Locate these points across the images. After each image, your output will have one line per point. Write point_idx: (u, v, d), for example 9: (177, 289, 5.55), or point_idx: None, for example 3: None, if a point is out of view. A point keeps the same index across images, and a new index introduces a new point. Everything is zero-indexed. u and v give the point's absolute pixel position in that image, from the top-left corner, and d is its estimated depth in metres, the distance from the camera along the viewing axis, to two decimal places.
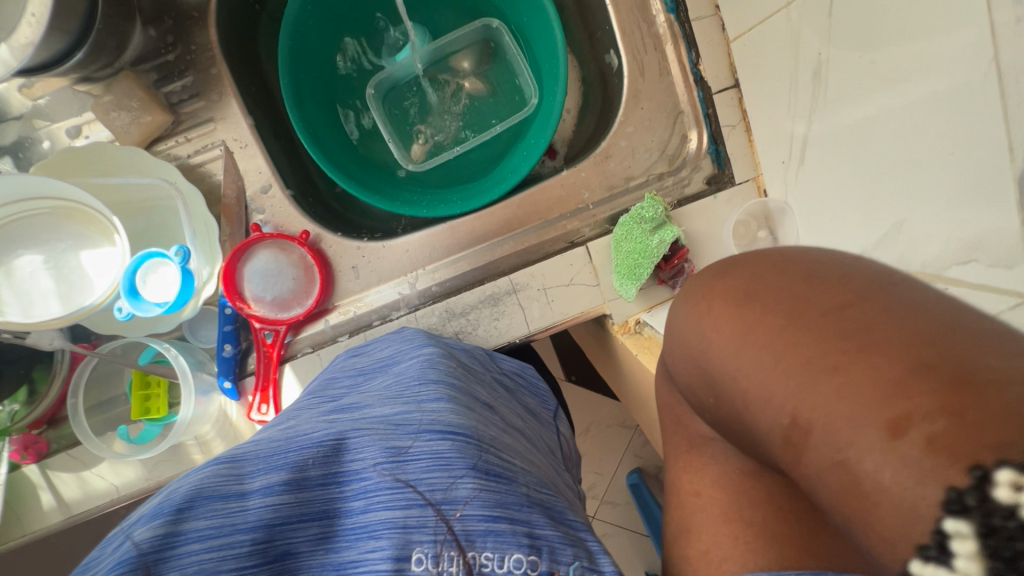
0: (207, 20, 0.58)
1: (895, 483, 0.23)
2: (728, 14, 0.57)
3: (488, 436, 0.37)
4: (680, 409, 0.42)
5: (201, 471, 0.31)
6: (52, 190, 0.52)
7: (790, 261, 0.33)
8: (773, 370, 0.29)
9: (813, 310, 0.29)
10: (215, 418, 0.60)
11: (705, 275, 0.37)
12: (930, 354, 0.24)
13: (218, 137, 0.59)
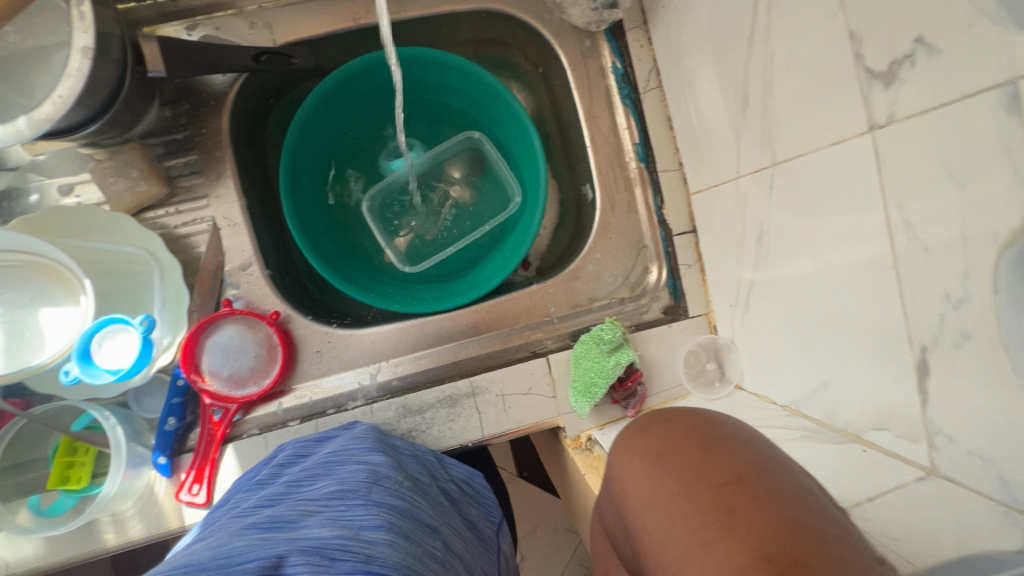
0: (223, 109, 0.62)
1: None
2: (690, 172, 0.65)
3: (424, 571, 0.37)
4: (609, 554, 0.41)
5: None
6: (28, 246, 0.52)
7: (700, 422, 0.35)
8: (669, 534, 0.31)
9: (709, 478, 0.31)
10: (140, 495, 0.56)
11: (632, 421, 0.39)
12: (773, 545, 0.27)
13: (208, 213, 0.62)
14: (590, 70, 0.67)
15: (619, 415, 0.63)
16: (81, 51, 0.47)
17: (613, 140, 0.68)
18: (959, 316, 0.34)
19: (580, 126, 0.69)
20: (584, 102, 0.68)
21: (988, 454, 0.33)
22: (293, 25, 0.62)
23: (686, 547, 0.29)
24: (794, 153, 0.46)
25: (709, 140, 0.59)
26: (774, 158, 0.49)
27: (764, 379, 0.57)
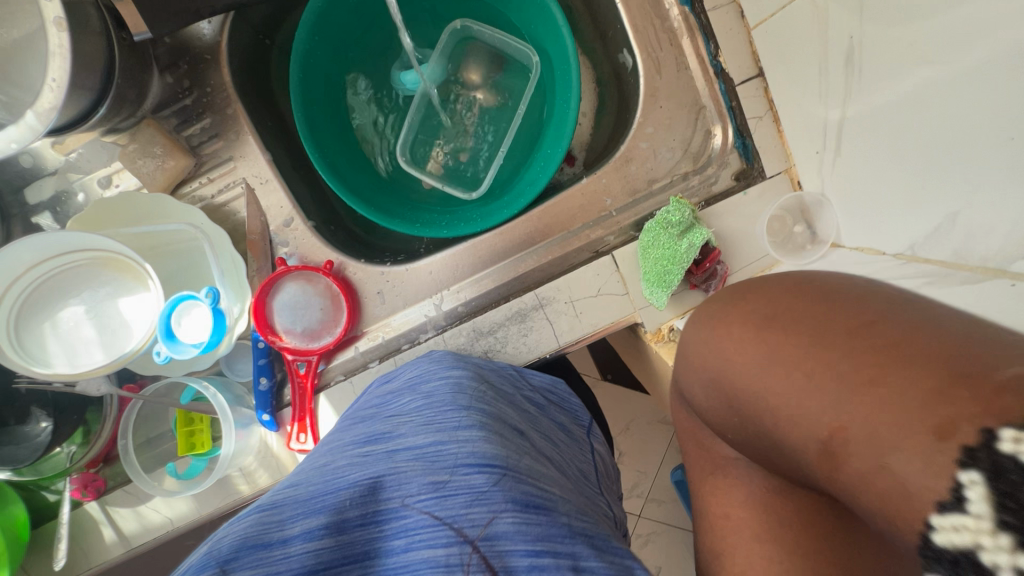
0: (220, 60, 0.59)
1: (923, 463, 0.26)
2: (747, 1, 0.53)
3: (522, 465, 0.37)
4: (701, 430, 0.43)
5: (240, 521, 0.30)
6: (89, 243, 0.54)
7: (801, 286, 0.37)
8: (808, 378, 0.32)
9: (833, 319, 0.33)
10: (257, 450, 0.61)
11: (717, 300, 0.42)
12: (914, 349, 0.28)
13: (239, 175, 0.60)
14: None
15: (700, 299, 0.59)
16: (55, 24, 0.44)
17: None
18: None
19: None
20: None
21: None
22: None
23: (813, 401, 0.31)
24: None
25: None
26: None
27: (867, 229, 0.49)
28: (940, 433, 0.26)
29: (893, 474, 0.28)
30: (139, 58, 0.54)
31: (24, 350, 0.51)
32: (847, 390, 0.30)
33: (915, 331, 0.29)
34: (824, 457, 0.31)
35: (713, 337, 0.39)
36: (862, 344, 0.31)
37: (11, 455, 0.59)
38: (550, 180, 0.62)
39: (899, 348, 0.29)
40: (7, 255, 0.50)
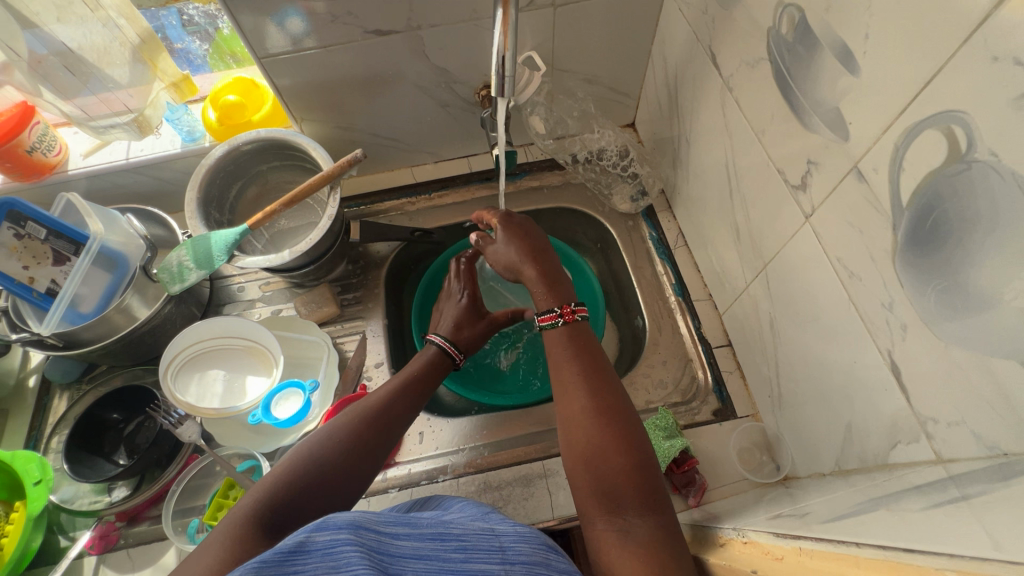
0: (384, 265, 0.93)
1: (613, 426, 0.56)
2: (718, 298, 0.83)
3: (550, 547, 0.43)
4: (585, 436, 0.56)
5: (330, 532, 0.34)
6: (254, 334, 0.77)
7: (585, 352, 0.64)
8: (587, 378, 0.60)
9: (588, 371, 0.61)
10: None
11: (575, 349, 0.64)
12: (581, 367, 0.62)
13: (361, 328, 0.87)
14: (633, 238, 0.93)
15: (681, 504, 0.68)
16: (328, 218, 0.79)
17: (656, 282, 0.89)
18: (895, 314, 0.46)
19: (630, 275, 0.92)
20: (632, 258, 0.92)
21: (956, 416, 0.41)
22: (435, 217, 0.97)
23: (597, 418, 0.57)
24: (774, 251, 0.63)
25: (724, 271, 0.79)
26: (764, 261, 0.67)
27: (808, 454, 0.63)
28: (614, 401, 0.59)
29: (618, 391, 0.60)
30: (342, 251, 0.89)
31: (176, 384, 0.73)
32: (603, 402, 0.58)
33: (583, 366, 0.62)
34: (602, 419, 0.56)
35: (561, 367, 0.63)
36: (594, 379, 0.60)
37: (83, 472, 0.71)
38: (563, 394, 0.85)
39: (595, 364, 0.62)
40: (208, 323, 0.75)
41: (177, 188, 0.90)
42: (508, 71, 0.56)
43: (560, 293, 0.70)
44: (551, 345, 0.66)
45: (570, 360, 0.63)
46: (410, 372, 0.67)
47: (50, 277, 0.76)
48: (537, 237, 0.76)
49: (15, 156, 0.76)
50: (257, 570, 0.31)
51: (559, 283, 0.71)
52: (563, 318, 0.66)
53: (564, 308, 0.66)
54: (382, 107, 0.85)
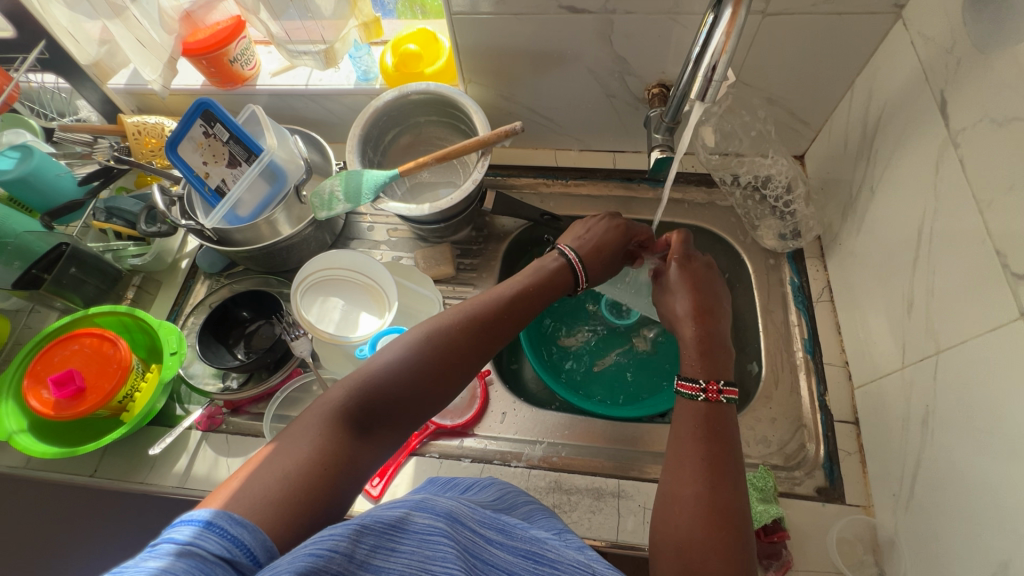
0: (505, 239, 0.93)
1: (721, 524, 0.49)
2: (855, 369, 0.75)
3: None
4: (688, 521, 0.50)
5: (427, 517, 0.37)
6: (377, 275, 0.80)
7: (708, 428, 0.56)
8: (706, 460, 0.54)
9: (712, 453, 0.54)
10: None
11: (701, 424, 0.57)
12: (701, 445, 0.55)
13: (470, 296, 0.88)
14: (770, 278, 0.86)
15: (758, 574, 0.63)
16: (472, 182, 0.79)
17: (785, 331, 0.82)
18: None
19: (755, 316, 0.85)
20: (763, 299, 0.85)
21: None
22: (566, 205, 0.95)
23: (708, 508, 0.50)
24: (956, 339, 0.55)
25: (873, 344, 0.71)
26: (937, 346, 0.58)
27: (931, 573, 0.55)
28: (732, 495, 0.52)
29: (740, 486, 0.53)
30: (471, 216, 0.91)
31: (302, 300, 0.78)
32: (717, 492, 0.51)
33: (703, 442, 0.55)
34: (711, 513, 0.50)
35: (678, 439, 0.57)
36: (714, 464, 0.53)
37: (209, 355, 0.78)
38: (650, 417, 0.80)
39: (718, 445, 0.55)
40: (341, 254, 0.79)
41: (340, 121, 0.95)
42: (720, 74, 0.50)
43: (719, 364, 0.64)
44: (682, 412, 0.59)
45: (696, 440, 0.55)
46: (512, 292, 0.65)
47: (221, 177, 0.84)
48: (715, 297, 0.70)
49: (220, 64, 0.84)
50: (360, 533, 0.35)
51: (717, 356, 0.64)
52: (705, 394, 0.59)
53: (710, 384, 0.59)
54: (548, 85, 0.84)
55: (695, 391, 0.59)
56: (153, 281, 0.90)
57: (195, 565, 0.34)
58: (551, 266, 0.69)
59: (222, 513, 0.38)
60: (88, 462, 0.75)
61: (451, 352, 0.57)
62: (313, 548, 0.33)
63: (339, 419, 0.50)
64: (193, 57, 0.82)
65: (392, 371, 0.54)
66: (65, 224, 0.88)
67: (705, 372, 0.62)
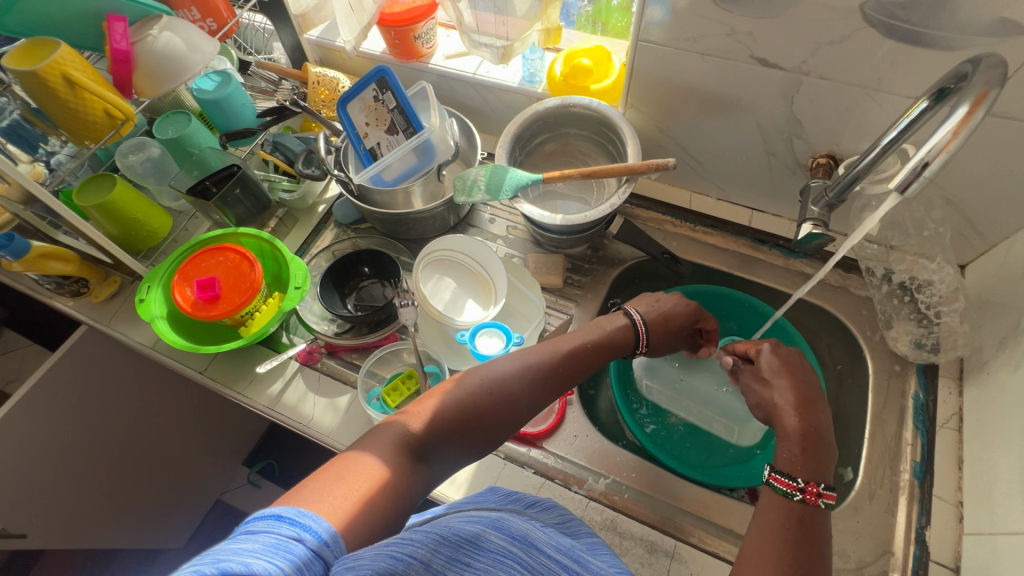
0: (619, 266, 0.92)
1: None
2: (970, 514, 0.66)
3: None
4: None
5: (501, 540, 0.39)
6: (493, 269, 0.83)
7: (791, 531, 0.54)
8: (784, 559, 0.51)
9: (794, 553, 0.51)
10: None
11: (787, 522, 0.54)
12: (778, 542, 0.53)
13: (570, 312, 0.88)
14: (891, 386, 0.80)
15: None
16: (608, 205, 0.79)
17: (894, 447, 0.75)
18: None
19: (863, 421, 0.79)
20: (877, 405, 0.79)
21: None
22: (688, 250, 0.93)
23: None
24: None
25: (998, 493, 0.63)
26: None
27: None
28: None
29: None
30: (593, 236, 0.91)
31: (423, 272, 0.81)
32: None
33: (782, 541, 0.53)
34: None
35: (754, 534, 0.55)
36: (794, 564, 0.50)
37: (326, 298, 0.84)
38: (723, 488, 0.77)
39: (802, 550, 0.52)
40: (469, 241, 0.82)
41: (494, 114, 0.99)
42: (927, 173, 0.47)
43: (818, 464, 0.59)
44: (766, 509, 0.57)
45: (776, 540, 0.53)
46: (575, 348, 0.66)
47: (377, 141, 0.90)
48: (814, 385, 0.66)
49: (405, 38, 0.90)
50: (437, 544, 0.37)
51: (817, 456, 0.59)
52: (802, 496, 0.55)
53: (809, 486, 0.55)
54: (710, 128, 0.83)
55: (795, 490, 0.56)
56: (292, 217, 0.98)
57: (267, 545, 0.36)
58: (617, 327, 0.71)
59: (289, 507, 0.40)
60: (200, 360, 0.84)
61: (506, 399, 0.59)
62: (393, 550, 0.36)
63: (402, 446, 0.51)
64: (385, 28, 0.88)
65: (450, 409, 0.56)
66: (237, 147, 0.97)
67: (798, 467, 0.58)
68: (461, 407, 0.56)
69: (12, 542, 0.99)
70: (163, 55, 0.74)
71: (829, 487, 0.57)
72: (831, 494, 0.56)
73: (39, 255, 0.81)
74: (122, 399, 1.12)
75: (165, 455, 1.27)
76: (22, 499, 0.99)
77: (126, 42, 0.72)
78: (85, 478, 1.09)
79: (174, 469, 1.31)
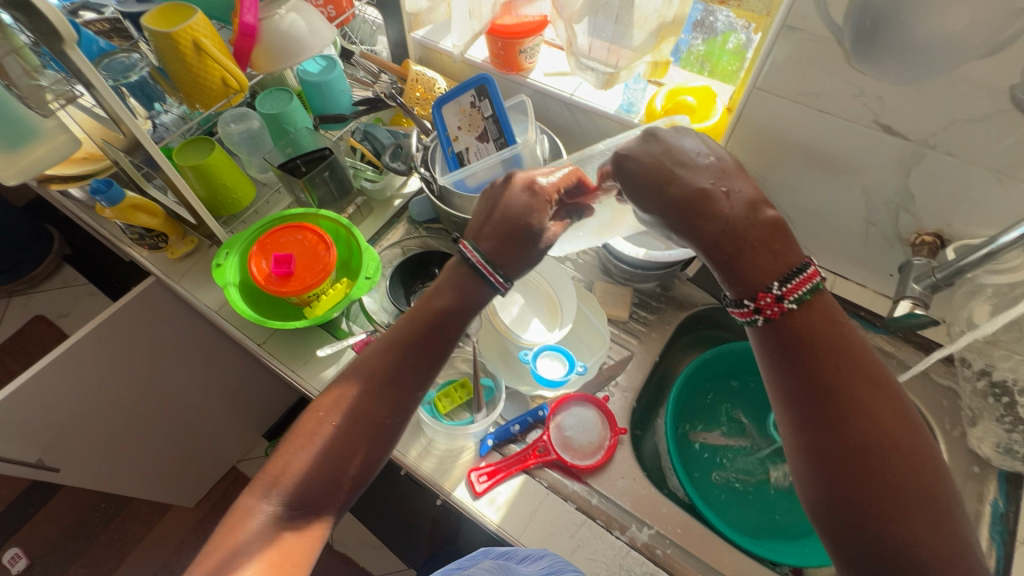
0: (688, 309, 0.90)
1: (880, 421, 0.44)
2: None
3: None
4: None
5: None
6: (564, 292, 0.81)
7: (800, 344, 0.48)
8: (811, 392, 0.46)
9: (816, 371, 0.47)
10: (452, 446, 0.75)
11: (786, 339, 0.48)
12: (800, 379, 0.47)
13: (633, 347, 0.86)
14: (966, 487, 0.74)
15: None
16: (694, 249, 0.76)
17: None
18: None
19: None
20: None
21: None
22: None
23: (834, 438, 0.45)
24: None
25: None
26: None
27: None
28: None
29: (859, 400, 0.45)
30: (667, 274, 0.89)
31: (496, 285, 0.80)
32: (846, 421, 0.45)
33: (814, 358, 0.47)
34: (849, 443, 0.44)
35: (767, 361, 0.50)
36: (832, 396, 0.46)
37: (393, 292, 0.85)
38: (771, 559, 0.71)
39: (827, 357, 0.47)
40: (544, 259, 0.81)
41: (584, 137, 0.99)
42: None
43: (765, 263, 0.49)
44: (756, 354, 0.51)
45: (780, 370, 0.49)
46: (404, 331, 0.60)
47: (466, 146, 0.90)
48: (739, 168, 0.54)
49: (510, 50, 0.91)
50: None
51: (747, 253, 0.49)
52: (762, 313, 0.48)
53: (761, 296, 0.48)
54: (809, 187, 0.80)
55: (751, 316, 0.49)
56: (369, 206, 0.99)
57: None
58: (460, 283, 0.62)
59: None
60: (262, 332, 0.85)
61: (344, 413, 0.56)
62: None
63: (266, 528, 0.51)
64: (493, 37, 0.90)
65: (299, 462, 0.54)
66: (328, 130, 0.99)
67: (736, 288, 0.50)
68: (308, 456, 0.54)
69: (46, 473, 1.03)
70: (286, 35, 0.76)
71: (785, 280, 0.48)
72: (791, 289, 0.48)
73: (130, 206, 0.85)
74: (172, 355, 1.15)
75: (199, 416, 1.29)
76: (67, 435, 1.02)
77: (257, 18, 0.73)
78: (124, 424, 1.12)
79: (202, 430, 1.33)
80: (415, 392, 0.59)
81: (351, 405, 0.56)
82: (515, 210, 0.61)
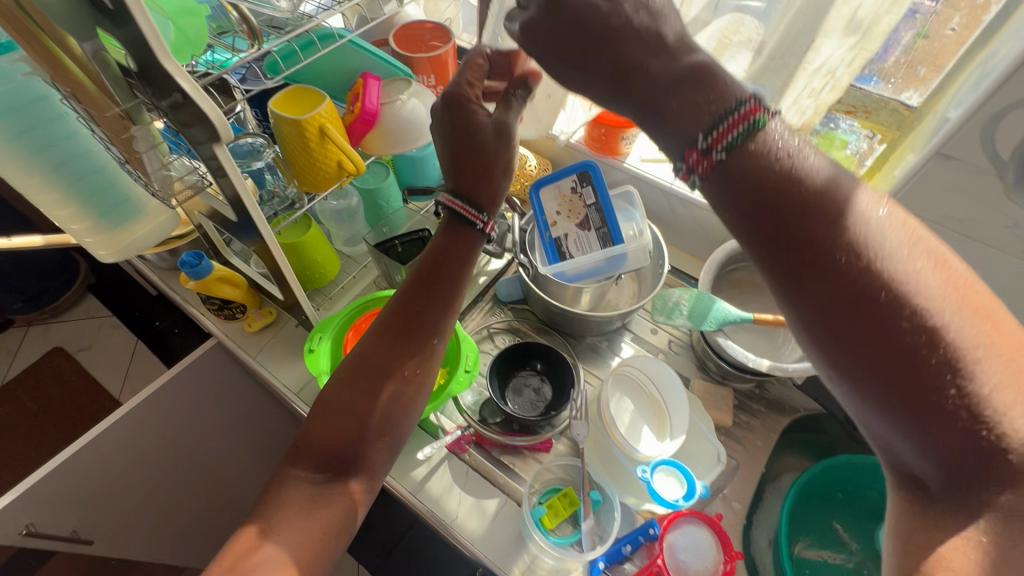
0: (791, 414, 0.86)
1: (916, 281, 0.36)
2: None
3: None
4: None
5: None
6: (675, 401, 0.76)
7: (776, 194, 0.37)
8: (802, 266, 0.37)
9: (795, 235, 0.37)
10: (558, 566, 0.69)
11: (754, 192, 0.37)
12: (788, 236, 0.37)
13: (737, 457, 0.81)
14: None
15: None
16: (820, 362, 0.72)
17: None
18: None
19: None
20: None
21: None
22: None
23: (845, 326, 0.36)
24: None
25: None
26: None
27: None
28: None
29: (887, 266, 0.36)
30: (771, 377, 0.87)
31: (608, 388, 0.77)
32: (851, 277, 0.36)
33: (800, 204, 0.37)
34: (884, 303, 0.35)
35: (754, 245, 0.39)
36: (810, 252, 0.37)
37: (495, 387, 0.81)
38: None
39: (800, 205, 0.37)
40: (657, 364, 0.78)
41: (678, 225, 0.96)
42: None
43: (688, 110, 0.38)
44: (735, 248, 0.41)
45: (741, 228, 0.39)
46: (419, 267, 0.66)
47: (564, 231, 0.86)
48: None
49: (612, 136, 0.91)
50: None
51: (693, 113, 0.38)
52: (696, 174, 0.38)
53: (693, 155, 0.38)
54: None
55: (689, 174, 0.39)
56: None
57: None
58: (456, 236, 0.68)
59: None
60: None
61: (359, 363, 0.61)
62: None
63: (296, 483, 0.54)
64: (598, 123, 0.90)
65: (325, 417, 0.58)
66: (416, 203, 0.96)
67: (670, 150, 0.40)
68: (332, 413, 0.58)
69: (79, 545, 0.95)
70: (406, 120, 0.74)
71: (710, 128, 0.37)
72: (719, 136, 0.37)
73: (216, 278, 0.81)
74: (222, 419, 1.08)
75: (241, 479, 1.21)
76: (107, 506, 0.95)
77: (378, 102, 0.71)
78: (167, 491, 1.04)
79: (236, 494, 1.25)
80: (415, 337, 0.63)
81: (364, 350, 0.62)
82: (474, 142, 0.65)
